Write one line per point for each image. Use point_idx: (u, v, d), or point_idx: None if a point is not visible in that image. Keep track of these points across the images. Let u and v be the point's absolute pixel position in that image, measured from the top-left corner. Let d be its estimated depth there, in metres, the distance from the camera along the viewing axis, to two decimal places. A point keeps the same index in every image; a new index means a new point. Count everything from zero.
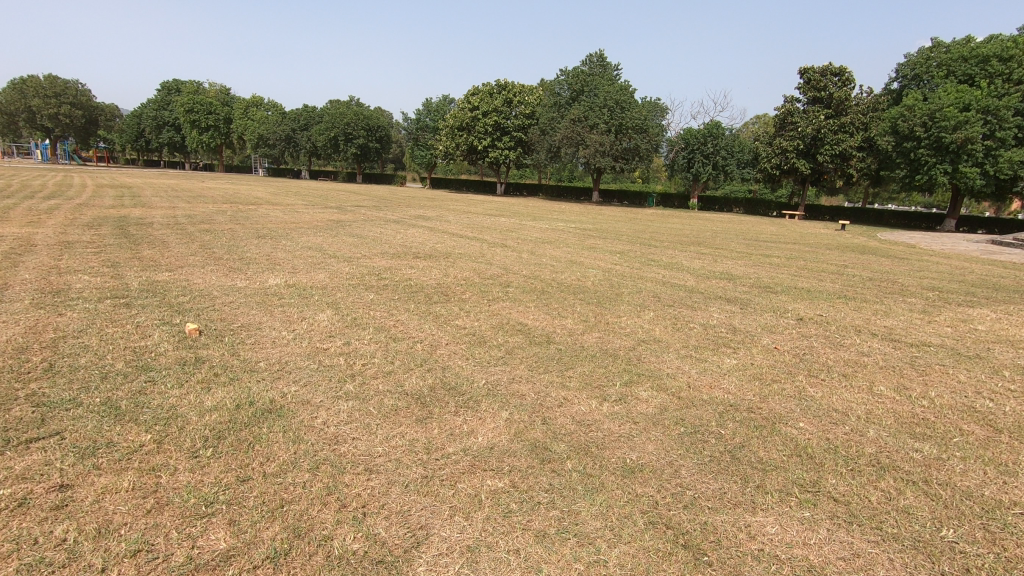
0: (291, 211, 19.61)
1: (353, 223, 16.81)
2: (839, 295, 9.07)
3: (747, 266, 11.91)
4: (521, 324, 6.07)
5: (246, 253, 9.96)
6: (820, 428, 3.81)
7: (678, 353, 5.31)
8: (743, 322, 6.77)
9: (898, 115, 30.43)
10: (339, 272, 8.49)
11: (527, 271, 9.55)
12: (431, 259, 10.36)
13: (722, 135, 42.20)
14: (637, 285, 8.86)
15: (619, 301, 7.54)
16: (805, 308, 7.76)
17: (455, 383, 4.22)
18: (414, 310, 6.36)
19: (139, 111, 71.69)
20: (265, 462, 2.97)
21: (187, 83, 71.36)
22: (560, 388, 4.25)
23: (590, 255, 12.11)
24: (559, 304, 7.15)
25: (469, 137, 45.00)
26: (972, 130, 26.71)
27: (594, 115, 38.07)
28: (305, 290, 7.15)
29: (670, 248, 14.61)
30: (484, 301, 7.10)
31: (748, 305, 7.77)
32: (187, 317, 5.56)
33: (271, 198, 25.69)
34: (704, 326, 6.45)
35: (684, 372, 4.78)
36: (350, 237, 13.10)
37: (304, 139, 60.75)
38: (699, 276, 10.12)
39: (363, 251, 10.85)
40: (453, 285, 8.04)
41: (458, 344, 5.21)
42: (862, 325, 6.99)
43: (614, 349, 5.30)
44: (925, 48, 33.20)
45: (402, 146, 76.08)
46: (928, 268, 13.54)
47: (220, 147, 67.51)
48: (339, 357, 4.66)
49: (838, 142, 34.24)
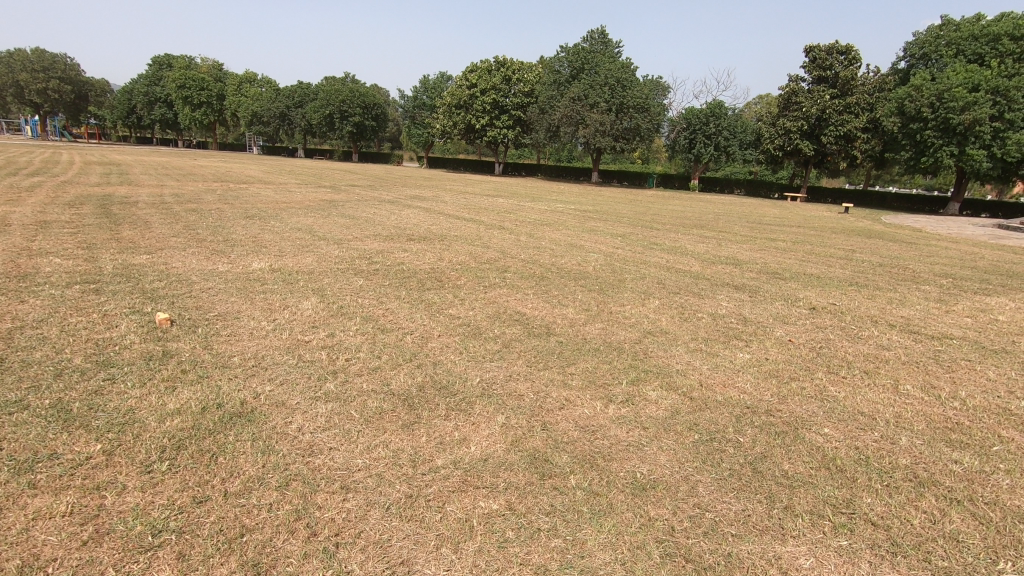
0: (283, 191, 19.09)
1: (346, 203, 16.34)
2: (850, 282, 8.69)
3: (753, 250, 11.52)
4: (519, 313, 5.70)
5: (232, 234, 9.51)
6: (848, 435, 3.46)
7: (687, 347, 4.95)
8: (753, 311, 6.42)
9: (905, 96, 29.76)
10: (327, 255, 8.08)
11: (526, 255, 9.15)
12: (425, 241, 9.94)
13: (724, 115, 41.50)
14: (641, 270, 8.46)
15: (622, 288, 7.15)
16: (816, 297, 7.39)
17: (447, 382, 3.86)
18: (405, 298, 5.97)
19: (130, 87, 70.27)
20: (227, 478, 2.61)
21: (178, 58, 69.86)
22: (562, 387, 3.88)
23: (590, 239, 11.68)
24: (558, 291, 6.78)
25: (467, 116, 44.11)
26: (981, 111, 26.12)
27: (595, 94, 37.32)
28: (290, 275, 6.74)
29: (672, 231, 14.19)
30: (480, 287, 6.72)
31: (758, 293, 7.39)
32: (159, 306, 5.16)
33: (264, 177, 25.08)
34: (713, 316, 6.08)
35: (694, 368, 4.43)
36: (341, 218, 12.66)
37: (298, 116, 59.72)
38: (704, 261, 9.73)
39: (355, 233, 10.42)
40: (447, 270, 7.65)
41: (450, 336, 4.84)
42: (878, 315, 6.64)
43: (618, 342, 4.93)
44: (934, 26, 32.38)
45: (398, 125, 74.79)
46: (937, 253, 13.15)
47: (213, 125, 66.30)
48: (322, 351, 4.30)
49: (843, 123, 33.58)
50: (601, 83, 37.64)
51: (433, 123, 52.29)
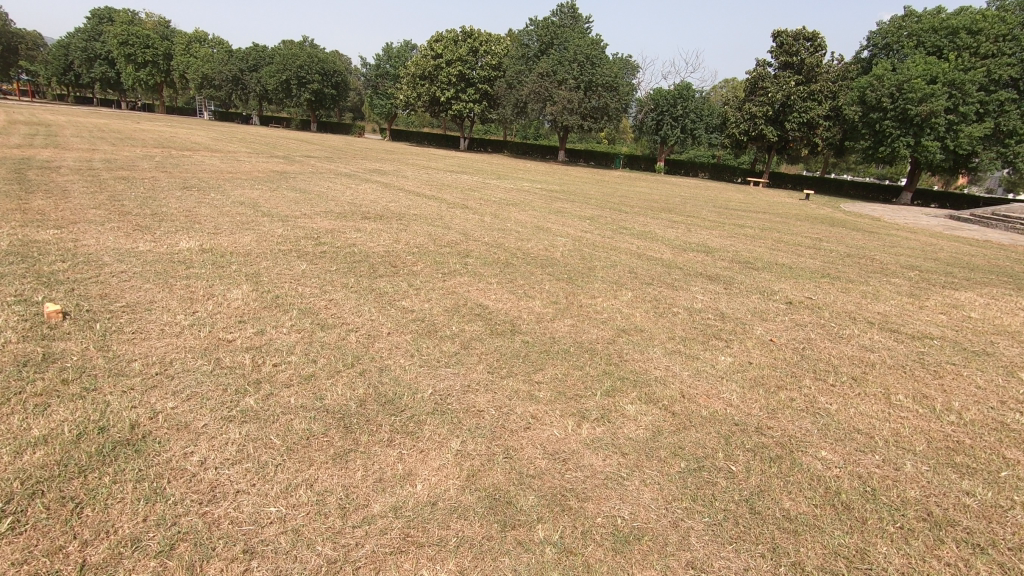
0: (231, 160, 17.81)
1: (299, 175, 15.31)
2: (822, 274, 8.45)
3: (722, 237, 11.26)
4: (482, 306, 5.15)
5: (163, 207, 8.54)
6: (849, 460, 3.07)
7: (665, 349, 4.50)
8: (730, 305, 6.04)
9: (867, 85, 30.14)
10: (270, 234, 7.27)
11: (489, 238, 8.55)
12: (381, 220, 9.21)
13: (691, 97, 41.41)
14: (611, 257, 8.01)
15: (592, 278, 6.66)
16: (791, 290, 7.09)
17: (392, 395, 3.26)
18: (353, 287, 5.31)
19: (66, 41, 64.91)
20: (88, 545, 1.98)
21: (120, 13, 64.83)
22: (528, 401, 3.36)
23: (558, 221, 11.17)
24: (523, 280, 6.22)
25: (432, 88, 42.57)
26: (937, 103, 26.65)
27: (563, 70, 36.47)
28: (221, 257, 5.95)
29: (640, 214, 13.83)
30: (438, 275, 6.10)
31: (733, 285, 7.03)
32: (54, 294, 4.34)
33: (212, 144, 23.43)
34: (689, 312, 5.66)
35: (675, 375, 3.98)
36: (291, 192, 11.73)
37: (253, 81, 56.70)
38: (675, 249, 9.35)
39: (304, 209, 9.60)
40: (402, 254, 6.99)
41: (402, 334, 4.25)
42: (855, 311, 6.36)
43: (589, 343, 4.43)
44: (897, 17, 32.78)
45: (360, 95, 71.95)
46: (900, 244, 13.19)
47: (159, 86, 62.14)
48: (247, 354, 3.64)
49: (806, 110, 33.84)
50: (570, 59, 36.80)
51: (396, 93, 50.28)
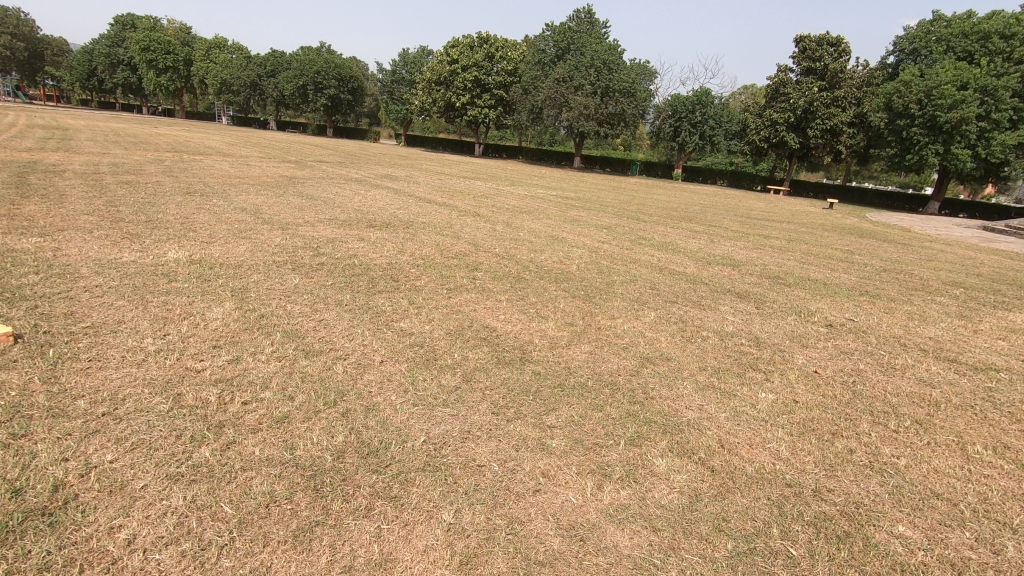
0: (241, 164, 17.53)
1: (308, 180, 14.96)
2: (860, 291, 7.82)
3: (747, 249, 10.64)
4: (490, 327, 4.66)
5: (160, 213, 8.18)
6: (933, 539, 2.48)
7: (696, 383, 3.93)
8: (764, 329, 5.45)
9: (894, 90, 29.16)
10: (267, 243, 6.84)
11: (500, 248, 8.04)
12: (387, 228, 8.76)
13: (710, 103, 40.65)
14: (630, 271, 7.46)
15: (611, 295, 6.11)
16: (829, 310, 6.46)
17: (376, 447, 2.74)
18: (348, 304, 4.83)
19: (90, 47, 65.91)
20: None
21: (143, 19, 65.73)
22: (538, 453, 2.82)
23: (573, 230, 10.65)
24: (536, 297, 5.70)
25: (447, 93, 42.39)
26: (968, 110, 25.65)
27: (580, 76, 35.99)
28: (209, 269, 5.51)
29: (659, 223, 13.26)
30: (443, 291, 5.59)
31: (765, 304, 6.42)
32: (10, 313, 3.90)
33: (224, 149, 23.27)
34: (719, 336, 5.10)
35: (712, 418, 3.40)
36: (298, 198, 11.34)
37: (271, 87, 57.07)
38: (699, 262, 8.75)
39: (308, 216, 9.20)
40: (406, 266, 6.51)
41: (397, 364, 3.74)
42: (903, 336, 5.72)
43: (610, 376, 3.89)
44: (925, 22, 31.84)
45: (376, 100, 72.08)
46: (936, 258, 12.42)
47: (179, 91, 62.89)
48: (214, 389, 3.15)
49: (830, 116, 32.93)
50: (587, 65, 36.36)
51: (412, 99, 50.21)
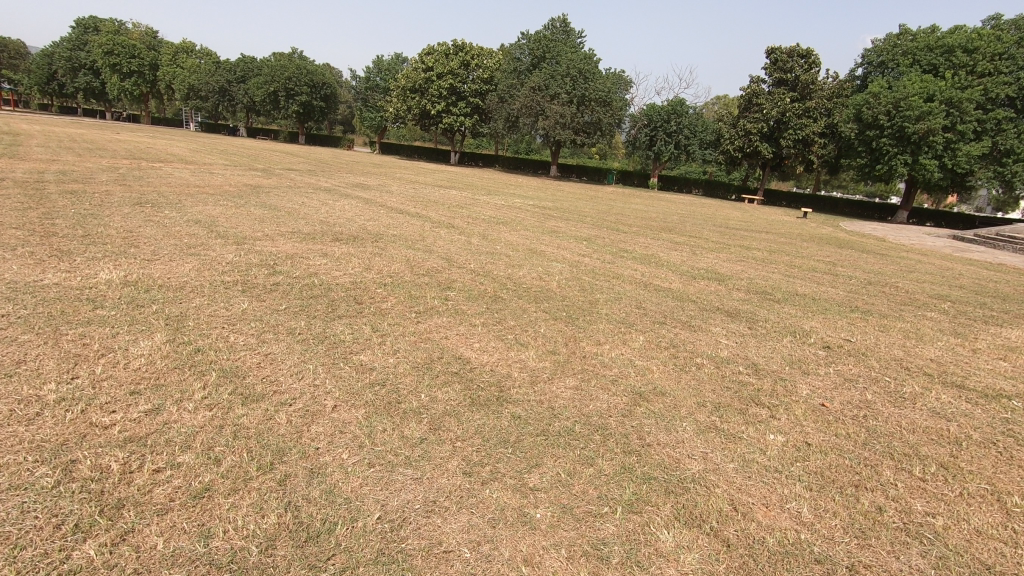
0: (204, 173, 16.66)
1: (274, 189, 14.22)
2: (850, 307, 7.52)
3: (731, 261, 10.33)
4: (464, 359, 4.14)
5: (101, 226, 7.48)
6: None
7: (698, 425, 3.47)
8: (760, 353, 5.05)
9: (863, 102, 29.62)
10: (216, 260, 6.21)
11: (475, 263, 7.54)
12: (354, 242, 8.18)
13: (685, 113, 40.95)
14: (613, 288, 7.04)
15: (595, 316, 5.65)
16: (824, 330, 6.10)
17: (318, 532, 2.20)
18: (303, 334, 4.25)
19: (49, 50, 63.56)
20: None
21: (106, 21, 63.66)
22: (520, 533, 2.30)
23: (552, 242, 10.20)
24: (513, 320, 5.20)
25: (422, 100, 41.83)
26: (935, 121, 26.16)
27: (556, 84, 35.87)
28: (145, 292, 4.87)
29: (640, 235, 12.93)
30: (411, 315, 5.04)
31: (758, 324, 6.04)
32: None
33: (187, 156, 22.27)
34: (715, 363, 4.67)
35: (719, 470, 2.95)
36: (260, 208, 10.67)
37: (240, 93, 55.77)
38: (684, 276, 8.39)
39: (269, 228, 8.57)
40: (372, 285, 5.95)
41: (354, 409, 3.19)
42: (905, 358, 5.37)
43: (599, 418, 3.40)
44: (891, 35, 32.56)
45: (350, 107, 71.09)
46: (916, 269, 12.32)
47: (145, 96, 61.02)
48: (119, 452, 2.55)
49: (802, 127, 33.32)
50: (563, 74, 36.29)
51: (386, 106, 49.49)
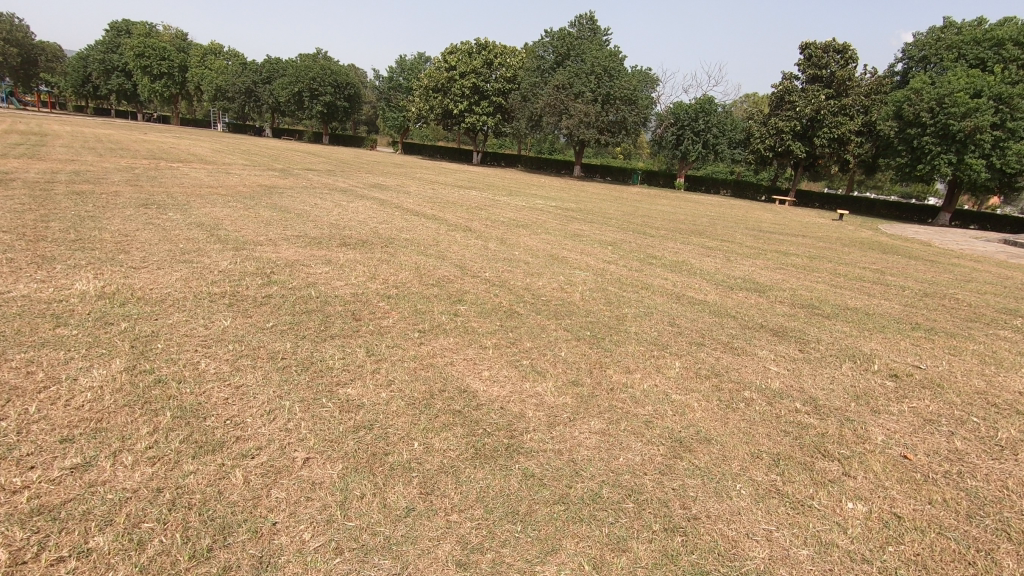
0: (220, 173, 16.40)
1: (288, 190, 13.84)
2: (910, 323, 6.71)
3: (769, 269, 9.52)
4: (470, 393, 3.51)
5: (97, 229, 7.10)
6: None
7: (756, 488, 2.78)
8: (819, 385, 4.30)
9: (903, 99, 28.17)
10: (209, 268, 5.72)
11: (490, 272, 6.93)
12: (363, 248, 7.67)
13: (713, 111, 39.77)
14: (642, 300, 6.36)
15: (624, 335, 4.99)
16: (887, 354, 5.32)
17: None
18: (286, 361, 3.66)
19: (84, 53, 64.97)
20: None
21: (138, 24, 64.89)
22: None
23: (574, 247, 9.57)
24: (530, 341, 4.57)
25: (444, 100, 41.44)
26: (982, 119, 24.65)
27: (580, 83, 35.12)
28: (120, 305, 4.38)
29: (667, 239, 12.20)
30: (413, 335, 4.42)
31: (809, 346, 5.29)
32: None
33: (208, 156, 22.15)
34: (766, 398, 3.95)
35: (789, 561, 2.28)
36: (269, 210, 10.26)
37: (266, 93, 56.32)
38: (720, 286, 7.67)
39: (275, 232, 8.13)
40: (373, 298, 5.36)
41: (329, 465, 2.59)
42: (988, 391, 4.56)
43: (632, 479, 2.75)
44: (935, 29, 30.96)
45: (374, 108, 71.28)
46: (971, 277, 11.36)
47: (174, 97, 62.00)
48: (19, 533, 2.00)
49: (837, 125, 31.87)
50: (587, 72, 35.52)
51: (409, 105, 49.35)
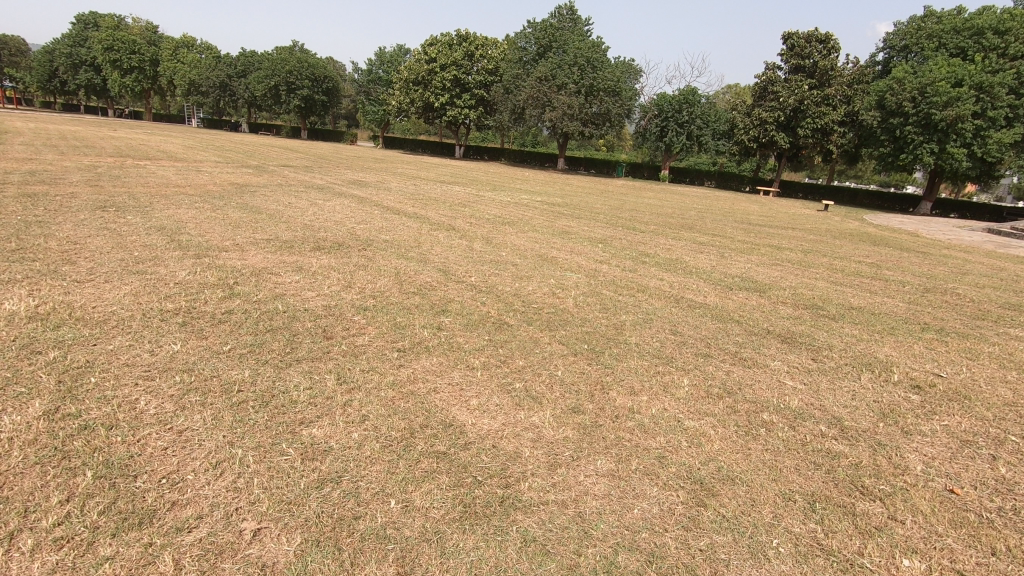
0: (190, 170, 15.62)
1: (262, 188, 13.19)
2: (919, 324, 6.38)
3: (765, 266, 9.16)
4: (456, 428, 3.04)
5: (44, 237, 6.48)
6: None
7: (796, 547, 2.35)
8: (840, 403, 3.90)
9: (886, 88, 28.11)
10: (164, 280, 5.14)
11: (476, 276, 6.46)
12: (338, 251, 7.14)
13: (696, 102, 39.54)
14: (640, 305, 5.94)
15: (624, 348, 4.55)
16: (905, 361, 4.95)
17: None
18: (242, 398, 3.12)
19: (50, 47, 62.76)
20: None
21: (105, 17, 62.60)
22: None
23: (564, 246, 9.14)
24: (524, 359, 4.12)
25: (425, 93, 40.61)
26: (964, 108, 24.61)
27: (563, 74, 34.54)
28: (51, 329, 3.81)
29: (658, 234, 11.82)
30: (389, 356, 3.92)
31: (823, 355, 4.92)
32: None
33: (179, 152, 21.28)
34: (788, 421, 3.53)
35: None
36: (240, 211, 9.66)
37: (242, 88, 54.93)
38: (718, 286, 7.29)
39: (244, 235, 7.56)
40: (347, 310, 4.85)
41: (285, 541, 2.11)
42: (1018, 403, 4.21)
43: (654, 542, 2.30)
44: (915, 18, 30.89)
45: (354, 101, 69.97)
46: (965, 270, 11.16)
47: (146, 92, 60.14)
48: None
49: (820, 115, 31.77)
50: (570, 63, 34.96)
51: (388, 99, 48.40)
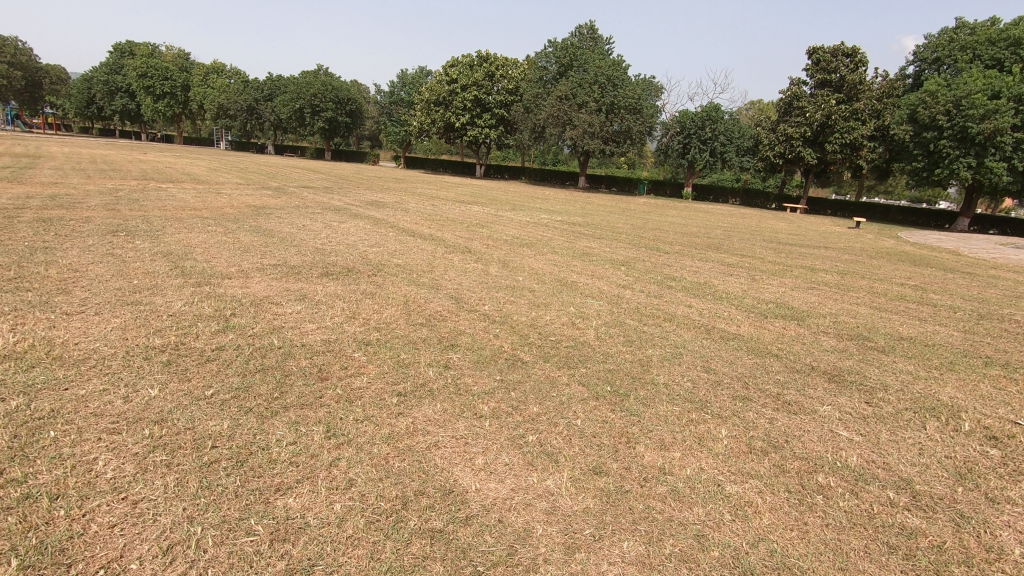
0: (210, 192, 15.64)
1: (279, 210, 13.06)
2: (979, 357, 5.75)
3: (800, 290, 8.57)
4: (457, 497, 2.60)
5: (47, 263, 6.29)
6: None
7: None
8: (908, 460, 3.35)
9: (918, 101, 27.21)
10: (159, 311, 4.85)
11: (490, 304, 6.06)
12: (347, 277, 6.82)
13: (720, 118, 38.99)
14: (668, 337, 5.45)
15: (651, 390, 4.07)
16: (974, 405, 4.35)
17: None
18: (213, 457, 2.73)
19: (89, 76, 65.25)
20: None
21: (140, 45, 64.87)
22: None
23: (585, 269, 8.70)
24: (540, 403, 3.67)
25: (446, 113, 40.85)
26: (1002, 120, 23.60)
27: (583, 93, 34.38)
28: (22, 371, 3.50)
29: (683, 255, 11.28)
30: (387, 402, 3.51)
31: (877, 396, 4.36)
32: None
33: (202, 175, 21.49)
34: (849, 486, 3.00)
35: None
36: (253, 234, 9.45)
37: (268, 111, 56.15)
38: (752, 314, 6.75)
39: (252, 260, 7.31)
40: (347, 346, 4.47)
41: None
42: None
43: None
44: (947, 29, 30.04)
45: (377, 123, 71.06)
46: (1018, 292, 10.37)
47: (177, 117, 61.86)
48: None
49: (849, 130, 30.88)
50: (591, 81, 34.83)
51: (411, 120, 48.79)
